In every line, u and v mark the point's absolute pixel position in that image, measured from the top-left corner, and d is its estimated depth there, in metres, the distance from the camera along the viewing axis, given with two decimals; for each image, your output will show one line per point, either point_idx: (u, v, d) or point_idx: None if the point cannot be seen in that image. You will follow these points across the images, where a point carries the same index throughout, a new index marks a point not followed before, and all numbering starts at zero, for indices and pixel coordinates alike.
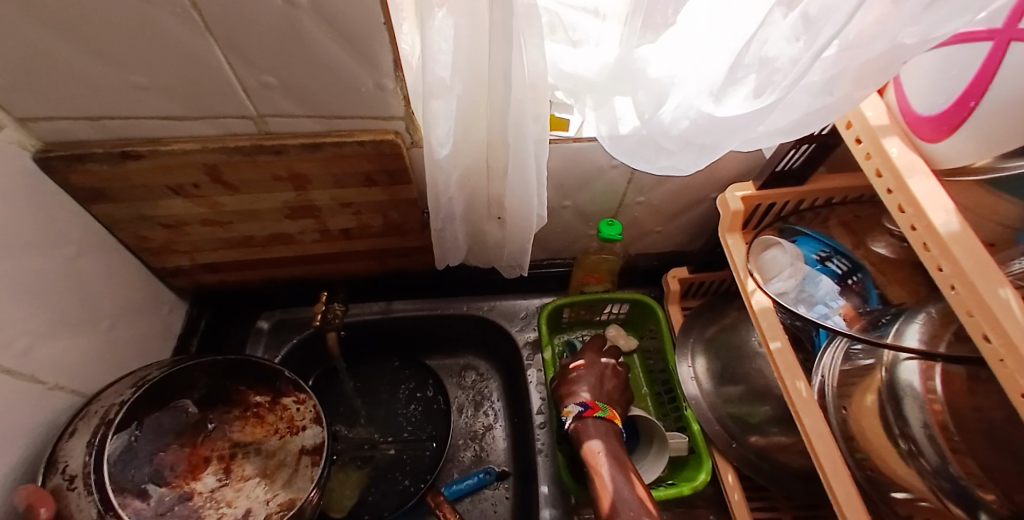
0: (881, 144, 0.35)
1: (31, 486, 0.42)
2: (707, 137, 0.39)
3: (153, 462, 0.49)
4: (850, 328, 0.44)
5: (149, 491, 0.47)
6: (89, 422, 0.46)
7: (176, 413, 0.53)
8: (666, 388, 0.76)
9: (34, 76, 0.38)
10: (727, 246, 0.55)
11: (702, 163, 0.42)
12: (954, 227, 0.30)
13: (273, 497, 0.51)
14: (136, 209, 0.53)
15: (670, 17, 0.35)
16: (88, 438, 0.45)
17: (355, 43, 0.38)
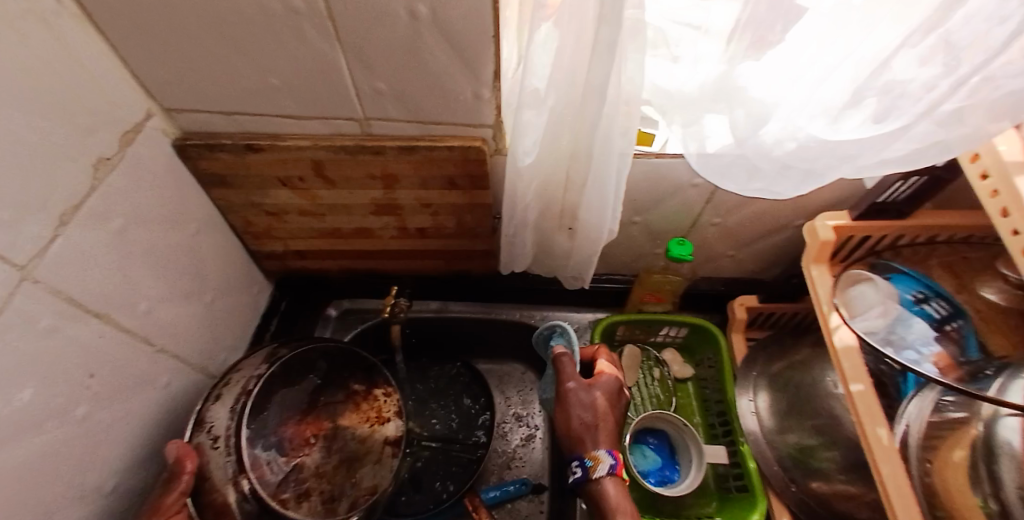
0: (1011, 181, 0.34)
1: (180, 441, 0.48)
2: (812, 159, 0.41)
3: (277, 432, 0.52)
4: (944, 378, 0.41)
5: (271, 461, 0.50)
6: (233, 390, 0.53)
7: (297, 387, 0.56)
8: (721, 421, 0.72)
9: (189, 73, 0.45)
10: (810, 278, 0.53)
11: (806, 187, 0.45)
12: None
13: (361, 482, 0.55)
14: (248, 196, 0.59)
15: (777, 36, 0.35)
16: (233, 405, 0.51)
17: (463, 55, 0.41)
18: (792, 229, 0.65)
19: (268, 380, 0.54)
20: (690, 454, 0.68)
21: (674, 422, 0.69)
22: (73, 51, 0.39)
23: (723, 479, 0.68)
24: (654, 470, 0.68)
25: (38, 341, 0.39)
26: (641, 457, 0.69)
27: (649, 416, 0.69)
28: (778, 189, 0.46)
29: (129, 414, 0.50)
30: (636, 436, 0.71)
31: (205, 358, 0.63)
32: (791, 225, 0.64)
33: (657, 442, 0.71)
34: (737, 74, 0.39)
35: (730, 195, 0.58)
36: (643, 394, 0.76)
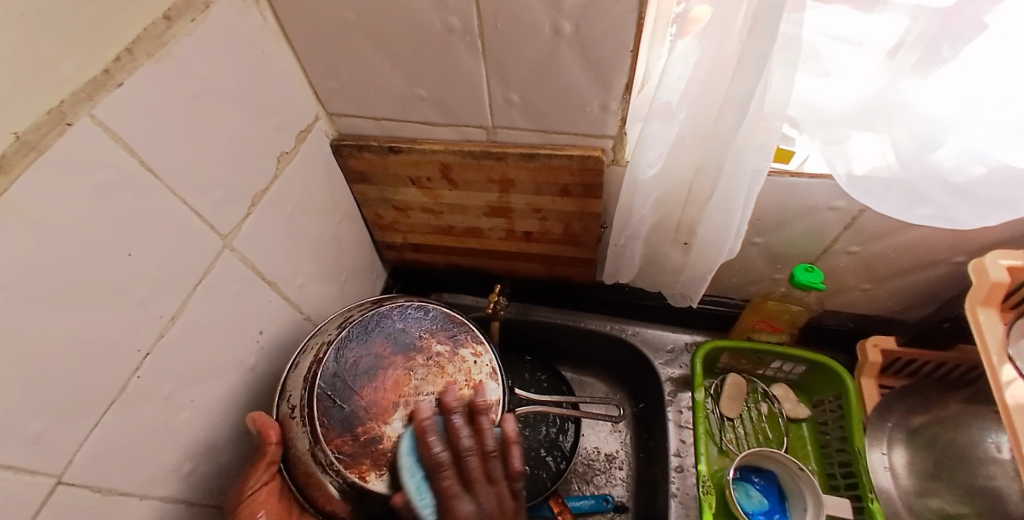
0: None
1: (260, 412, 0.46)
2: (999, 187, 0.37)
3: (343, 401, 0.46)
4: None
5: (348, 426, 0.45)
6: (308, 353, 0.49)
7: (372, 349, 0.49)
8: (843, 471, 0.64)
9: (353, 83, 0.51)
10: (975, 322, 0.45)
11: (986, 215, 0.40)
12: None
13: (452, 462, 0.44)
14: (384, 193, 0.66)
15: (945, 55, 0.33)
16: (311, 361, 0.48)
17: (598, 68, 0.43)
18: (951, 265, 0.56)
19: (343, 341, 0.49)
20: (804, 500, 0.61)
21: (782, 463, 0.63)
22: (273, 64, 0.48)
23: None
24: (760, 512, 0.63)
25: (230, 300, 0.47)
26: (743, 495, 0.64)
27: (752, 453, 0.64)
28: (955, 217, 0.41)
29: (281, 370, 0.58)
30: (739, 472, 0.66)
31: None
32: (951, 261, 0.55)
33: (763, 482, 0.65)
34: (901, 91, 0.36)
35: (877, 221, 0.52)
36: (749, 427, 0.71)
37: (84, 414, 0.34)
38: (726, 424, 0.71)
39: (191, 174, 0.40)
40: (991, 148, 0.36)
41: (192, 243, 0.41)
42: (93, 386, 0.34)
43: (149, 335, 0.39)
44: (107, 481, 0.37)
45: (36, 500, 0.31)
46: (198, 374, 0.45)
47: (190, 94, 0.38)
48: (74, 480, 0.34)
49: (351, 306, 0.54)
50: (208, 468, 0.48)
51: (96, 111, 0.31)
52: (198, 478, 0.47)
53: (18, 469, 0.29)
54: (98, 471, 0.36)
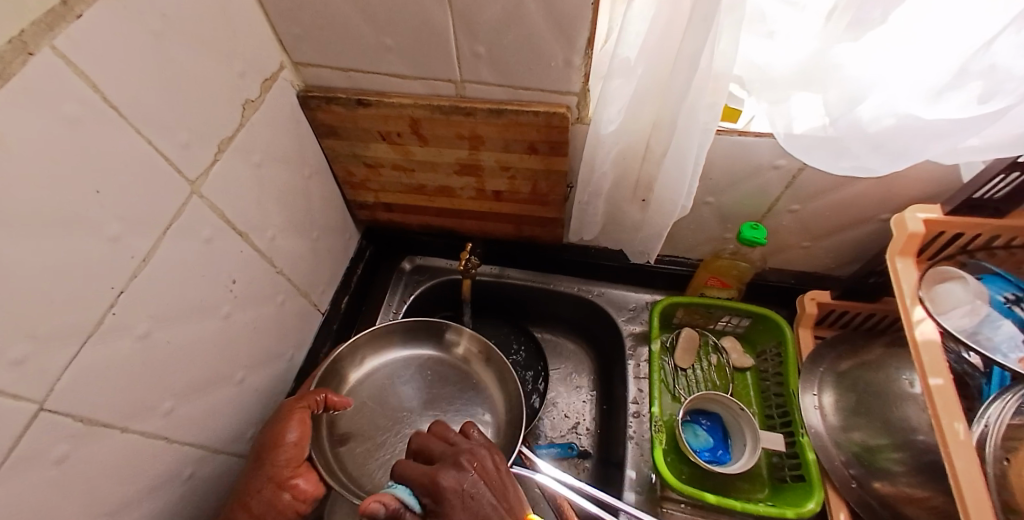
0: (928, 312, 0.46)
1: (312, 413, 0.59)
2: (908, 140, 0.41)
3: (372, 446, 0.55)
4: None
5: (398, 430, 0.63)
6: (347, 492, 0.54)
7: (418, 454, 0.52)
8: (780, 412, 0.71)
9: (319, 31, 0.51)
10: (894, 270, 0.50)
11: (901, 164, 0.44)
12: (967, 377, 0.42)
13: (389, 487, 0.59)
14: (353, 148, 0.66)
15: (873, 17, 0.35)
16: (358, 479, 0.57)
17: (561, 22, 0.44)
18: (881, 222, 0.62)
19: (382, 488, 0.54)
20: (744, 437, 0.68)
21: (727, 405, 0.70)
22: (236, 6, 0.47)
23: (778, 469, 0.69)
24: (706, 450, 0.69)
25: (201, 245, 0.48)
26: (692, 435, 0.70)
27: (700, 397, 0.70)
28: (873, 167, 0.45)
29: (255, 320, 0.60)
30: (688, 416, 0.72)
31: (309, 286, 0.72)
32: (880, 218, 0.61)
33: (710, 423, 0.71)
34: (834, 51, 0.39)
35: (816, 179, 0.57)
36: (699, 376, 0.77)
37: (62, 345, 0.35)
38: (679, 373, 0.77)
39: (156, 115, 0.40)
40: (904, 102, 0.39)
41: (161, 185, 0.42)
42: (68, 317, 0.35)
43: (123, 274, 0.40)
44: (86, 412, 0.38)
45: (17, 424, 0.33)
46: (171, 314, 0.46)
47: (152, 31, 0.38)
48: (53, 408, 0.35)
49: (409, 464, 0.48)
50: (185, 410, 0.50)
51: (57, 42, 0.30)
52: (175, 419, 0.49)
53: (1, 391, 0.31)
54: (74, 400, 0.37)
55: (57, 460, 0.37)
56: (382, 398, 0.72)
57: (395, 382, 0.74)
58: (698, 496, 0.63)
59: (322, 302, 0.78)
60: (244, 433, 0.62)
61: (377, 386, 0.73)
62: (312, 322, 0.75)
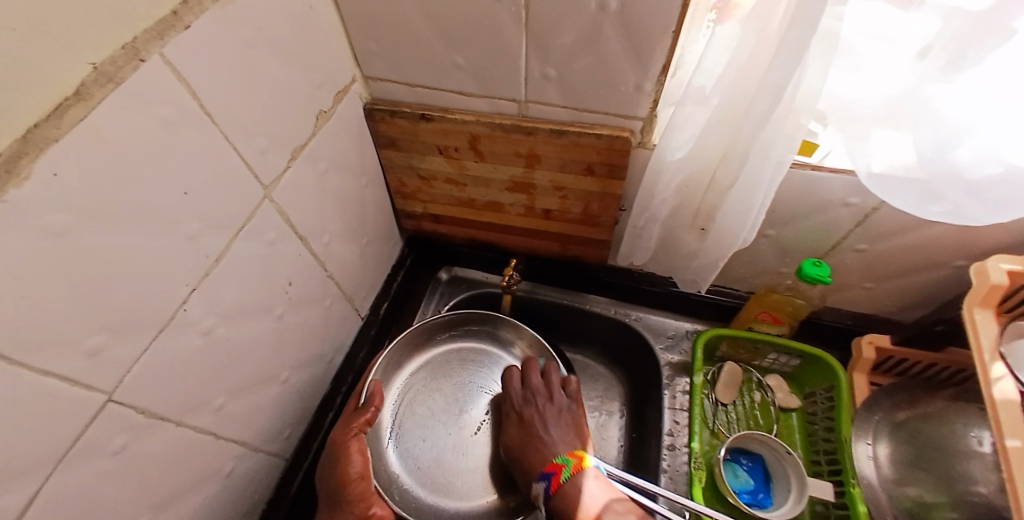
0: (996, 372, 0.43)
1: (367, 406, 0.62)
2: (1011, 185, 0.39)
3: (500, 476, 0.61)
4: None
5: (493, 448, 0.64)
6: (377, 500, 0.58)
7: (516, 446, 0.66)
8: (828, 458, 0.67)
9: (393, 46, 0.53)
10: (972, 322, 0.47)
11: (998, 211, 0.42)
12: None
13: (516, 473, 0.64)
14: (409, 159, 0.67)
15: (976, 59, 0.34)
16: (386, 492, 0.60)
17: (639, 47, 0.44)
18: (954, 269, 0.58)
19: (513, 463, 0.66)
20: (788, 482, 0.65)
21: (772, 447, 0.66)
22: (320, 19, 0.48)
23: (823, 518, 0.64)
24: (745, 491, 0.66)
25: (265, 247, 0.49)
26: (731, 475, 0.67)
27: (741, 435, 0.67)
28: (965, 213, 0.43)
29: (304, 322, 0.61)
30: (729, 453, 0.69)
31: (354, 291, 0.73)
32: (955, 264, 0.58)
33: (751, 464, 0.68)
34: (932, 91, 0.37)
35: (891, 219, 0.54)
36: (740, 412, 0.74)
37: (134, 338, 0.36)
38: (719, 409, 0.74)
39: (241, 121, 0.41)
40: (1009, 150, 0.38)
41: (238, 189, 0.43)
42: (143, 313, 0.36)
43: (196, 272, 0.41)
44: (149, 405, 0.39)
45: (87, 411, 0.33)
46: (233, 314, 0.47)
47: (245, 42, 0.39)
48: (121, 399, 0.36)
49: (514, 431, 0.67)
50: (234, 407, 0.51)
51: (165, 50, 0.32)
52: (224, 415, 0.50)
53: (74, 380, 0.32)
54: (139, 393, 0.38)
55: (118, 449, 0.38)
56: (418, 418, 0.71)
57: (425, 402, 0.72)
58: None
59: (365, 307, 0.79)
60: (283, 431, 0.63)
61: (406, 407, 0.71)
62: (353, 326, 0.76)
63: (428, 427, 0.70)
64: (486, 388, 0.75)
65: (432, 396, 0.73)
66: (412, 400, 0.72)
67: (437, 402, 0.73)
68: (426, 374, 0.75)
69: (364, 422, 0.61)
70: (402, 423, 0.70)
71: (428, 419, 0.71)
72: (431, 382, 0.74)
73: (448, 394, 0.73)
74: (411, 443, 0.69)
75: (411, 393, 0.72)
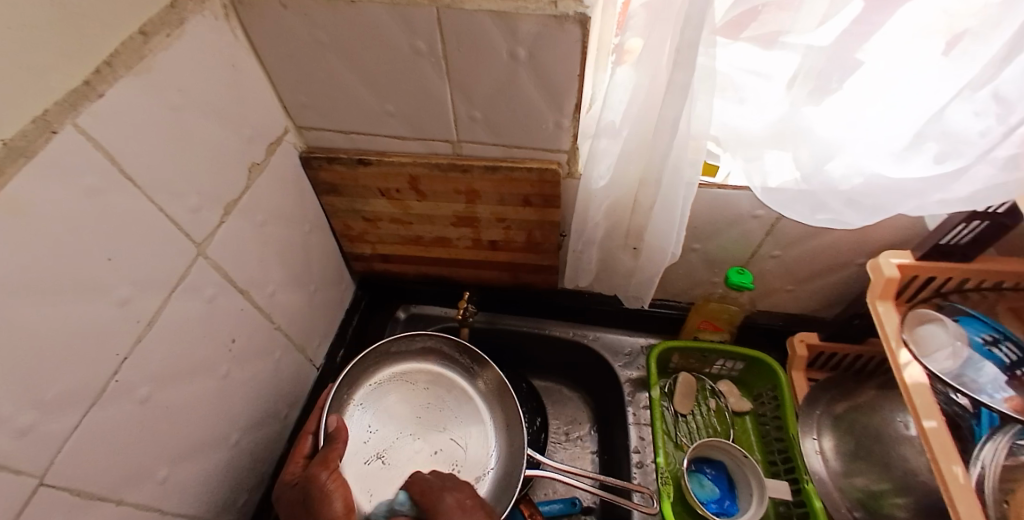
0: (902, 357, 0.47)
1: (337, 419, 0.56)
2: (878, 195, 0.43)
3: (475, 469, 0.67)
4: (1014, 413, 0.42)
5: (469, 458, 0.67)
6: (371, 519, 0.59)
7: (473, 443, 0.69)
8: (783, 457, 0.70)
9: (324, 99, 0.55)
10: (877, 314, 0.51)
11: (872, 218, 0.45)
12: (936, 423, 0.43)
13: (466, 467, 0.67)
14: (352, 203, 0.68)
15: (833, 85, 0.39)
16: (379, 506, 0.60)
17: (551, 89, 0.48)
18: (859, 266, 0.64)
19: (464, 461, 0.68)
20: (750, 486, 0.67)
21: (731, 453, 0.69)
22: (246, 77, 0.50)
23: (786, 518, 0.67)
24: (713, 501, 0.68)
25: (205, 304, 0.49)
26: (698, 486, 0.69)
27: (703, 445, 0.69)
28: (846, 221, 0.47)
29: (251, 378, 0.59)
30: (693, 465, 0.71)
31: (305, 340, 0.72)
32: (859, 262, 0.63)
33: (714, 472, 0.70)
34: (802, 113, 0.42)
35: (795, 226, 0.60)
36: (699, 423, 0.77)
37: (64, 413, 0.35)
38: (680, 421, 0.76)
39: (170, 183, 0.42)
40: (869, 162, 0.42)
41: (168, 251, 0.43)
42: (74, 387, 0.35)
43: (128, 338, 0.40)
44: (86, 481, 0.38)
45: (17, 500, 0.32)
46: (171, 377, 0.46)
47: (170, 106, 0.40)
48: (53, 481, 0.35)
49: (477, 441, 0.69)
50: (179, 475, 0.49)
51: (80, 120, 0.33)
52: (170, 485, 0.48)
53: (3, 465, 0.31)
54: (74, 473, 0.37)
55: None
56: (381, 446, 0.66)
57: (382, 430, 0.67)
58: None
59: (318, 355, 0.77)
60: (237, 496, 0.60)
61: (369, 434, 0.66)
62: (307, 377, 0.74)
63: (389, 453, 0.66)
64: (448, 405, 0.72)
65: (390, 424, 0.68)
66: (372, 427, 0.67)
67: (395, 428, 0.68)
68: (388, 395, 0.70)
69: (339, 456, 0.52)
70: (360, 454, 0.65)
71: (389, 446, 0.66)
72: (389, 410, 0.69)
73: (408, 421, 0.69)
74: (373, 474, 0.64)
75: (369, 423, 0.67)
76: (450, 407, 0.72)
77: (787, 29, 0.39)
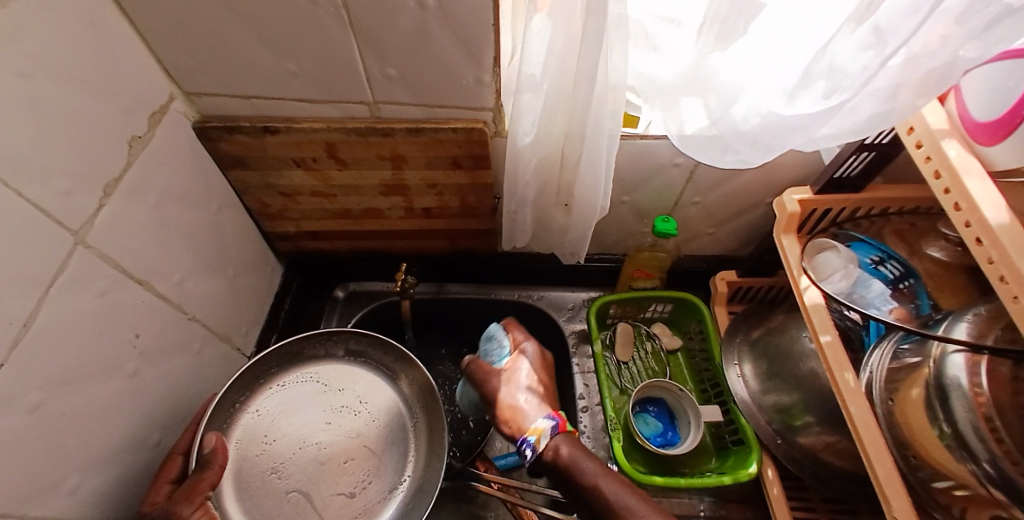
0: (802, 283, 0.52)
1: (216, 440, 0.51)
2: (775, 135, 0.44)
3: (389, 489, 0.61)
4: (892, 317, 0.48)
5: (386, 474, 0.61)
6: None
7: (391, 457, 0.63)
8: (712, 385, 0.77)
9: (212, 59, 0.49)
10: (781, 246, 0.57)
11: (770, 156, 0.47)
12: (830, 337, 0.49)
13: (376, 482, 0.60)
14: (265, 178, 0.63)
15: (740, 25, 0.40)
16: None
17: (465, 41, 0.46)
18: (769, 205, 0.69)
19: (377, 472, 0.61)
20: (687, 416, 0.72)
21: (669, 389, 0.73)
22: (112, 37, 0.44)
23: (719, 437, 0.74)
24: (657, 435, 0.73)
25: (96, 299, 0.44)
26: (643, 424, 0.74)
27: (644, 386, 0.73)
28: (748, 159, 0.48)
29: (167, 374, 0.55)
30: (637, 406, 0.75)
31: (229, 328, 0.67)
32: (769, 201, 0.68)
33: (656, 409, 0.75)
34: (710, 60, 0.44)
35: (712, 172, 0.63)
36: (639, 367, 0.81)
37: None
38: (622, 367, 0.81)
39: (30, 166, 0.36)
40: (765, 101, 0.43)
41: (40, 240, 0.38)
42: None
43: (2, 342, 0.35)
44: None
45: None
46: (66, 382, 0.41)
47: (18, 74, 0.34)
48: None
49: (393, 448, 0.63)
50: (94, 483, 0.45)
51: None
52: (82, 496, 0.44)
53: None
54: None
55: None
56: (276, 459, 0.58)
57: (278, 441, 0.60)
58: (668, 482, 0.65)
59: (247, 343, 0.73)
60: None
61: (264, 446, 0.59)
62: (237, 366, 0.70)
63: (283, 465, 0.58)
64: (362, 406, 0.65)
65: (291, 433, 0.60)
66: (271, 436, 0.60)
67: (296, 437, 0.60)
68: (293, 396, 0.64)
69: (207, 487, 0.47)
70: (248, 467, 0.57)
71: (285, 457, 0.59)
72: (291, 419, 0.62)
73: (312, 429, 0.61)
74: (265, 487, 0.56)
75: (266, 434, 0.60)
76: (367, 410, 0.65)
77: None
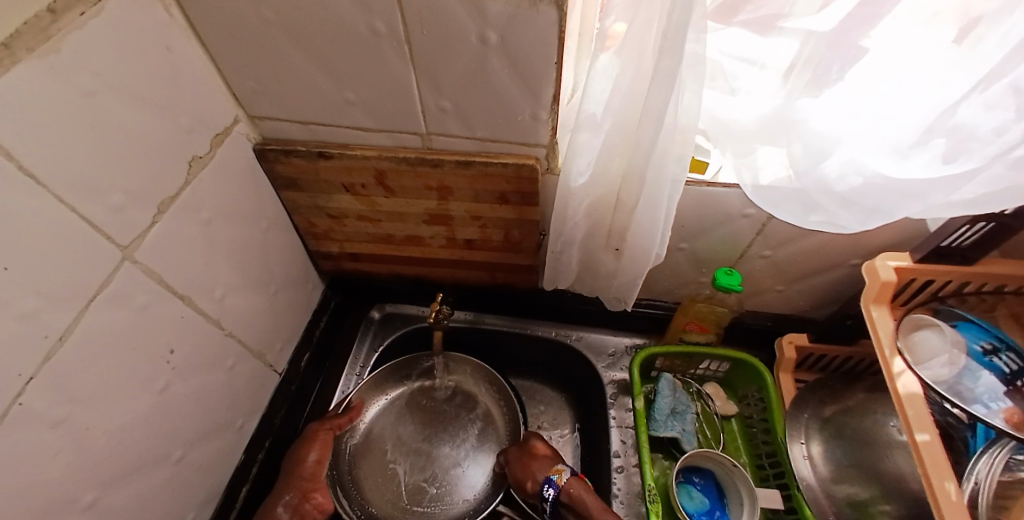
0: (892, 366, 0.45)
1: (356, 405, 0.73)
2: (881, 196, 0.40)
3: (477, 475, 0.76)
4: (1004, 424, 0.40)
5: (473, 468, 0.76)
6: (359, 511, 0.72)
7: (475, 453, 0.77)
8: (771, 461, 0.68)
9: (276, 84, 0.49)
10: (870, 320, 0.49)
11: (873, 224, 0.42)
12: (927, 436, 0.41)
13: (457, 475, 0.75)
14: (315, 200, 0.63)
15: (833, 76, 0.36)
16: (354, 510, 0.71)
17: (525, 78, 0.44)
18: (851, 267, 0.62)
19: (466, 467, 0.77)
20: (740, 495, 0.64)
21: (719, 461, 0.66)
22: (183, 62, 0.45)
23: None
24: (702, 513, 0.65)
25: (134, 315, 0.44)
26: (687, 498, 0.66)
27: (691, 455, 0.66)
28: (842, 223, 0.44)
29: (197, 391, 0.54)
30: (680, 475, 0.68)
31: (264, 346, 0.67)
32: (851, 262, 0.61)
33: (703, 482, 0.67)
34: (796, 106, 0.39)
35: (786, 227, 0.57)
36: None
37: None
38: None
39: (85, 183, 0.37)
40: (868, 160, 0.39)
41: (85, 255, 0.38)
42: None
43: (33, 357, 0.35)
44: None
45: None
46: (94, 397, 0.41)
47: (84, 93, 0.35)
48: None
49: (484, 452, 0.78)
50: (111, 500, 0.45)
51: None
52: (98, 513, 0.43)
53: None
54: None
55: None
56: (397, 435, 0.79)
57: (397, 432, 0.79)
58: None
59: (281, 361, 0.73)
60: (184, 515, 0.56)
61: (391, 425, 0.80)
62: (267, 384, 0.69)
63: (395, 448, 0.78)
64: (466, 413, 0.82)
65: (408, 427, 0.80)
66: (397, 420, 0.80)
67: (412, 431, 0.79)
68: (417, 397, 0.83)
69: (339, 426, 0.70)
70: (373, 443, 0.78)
71: (400, 441, 0.78)
72: (410, 418, 0.80)
73: (423, 429, 0.79)
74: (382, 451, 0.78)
75: (391, 423, 0.80)
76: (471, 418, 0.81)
77: (789, 11, 0.36)
